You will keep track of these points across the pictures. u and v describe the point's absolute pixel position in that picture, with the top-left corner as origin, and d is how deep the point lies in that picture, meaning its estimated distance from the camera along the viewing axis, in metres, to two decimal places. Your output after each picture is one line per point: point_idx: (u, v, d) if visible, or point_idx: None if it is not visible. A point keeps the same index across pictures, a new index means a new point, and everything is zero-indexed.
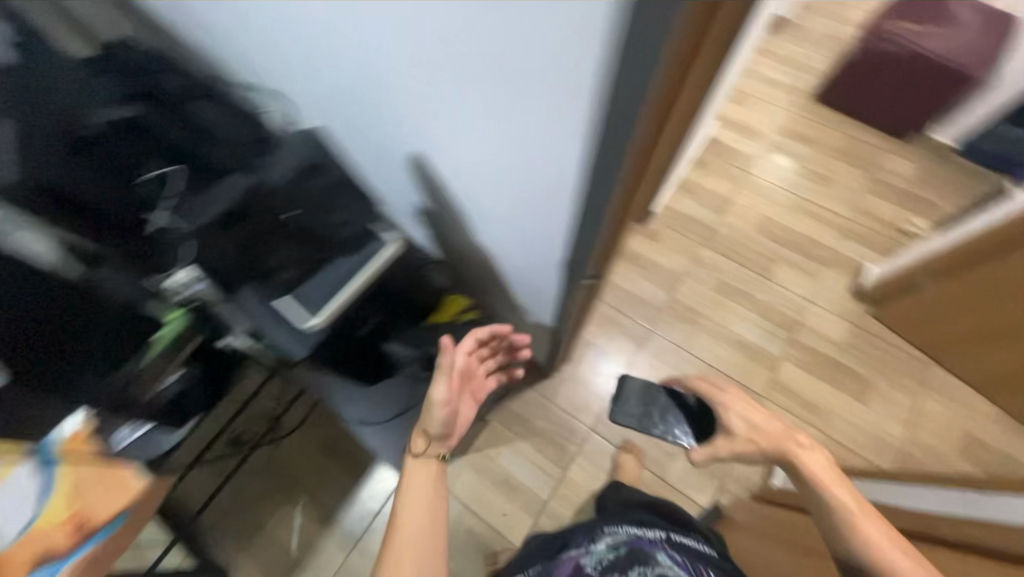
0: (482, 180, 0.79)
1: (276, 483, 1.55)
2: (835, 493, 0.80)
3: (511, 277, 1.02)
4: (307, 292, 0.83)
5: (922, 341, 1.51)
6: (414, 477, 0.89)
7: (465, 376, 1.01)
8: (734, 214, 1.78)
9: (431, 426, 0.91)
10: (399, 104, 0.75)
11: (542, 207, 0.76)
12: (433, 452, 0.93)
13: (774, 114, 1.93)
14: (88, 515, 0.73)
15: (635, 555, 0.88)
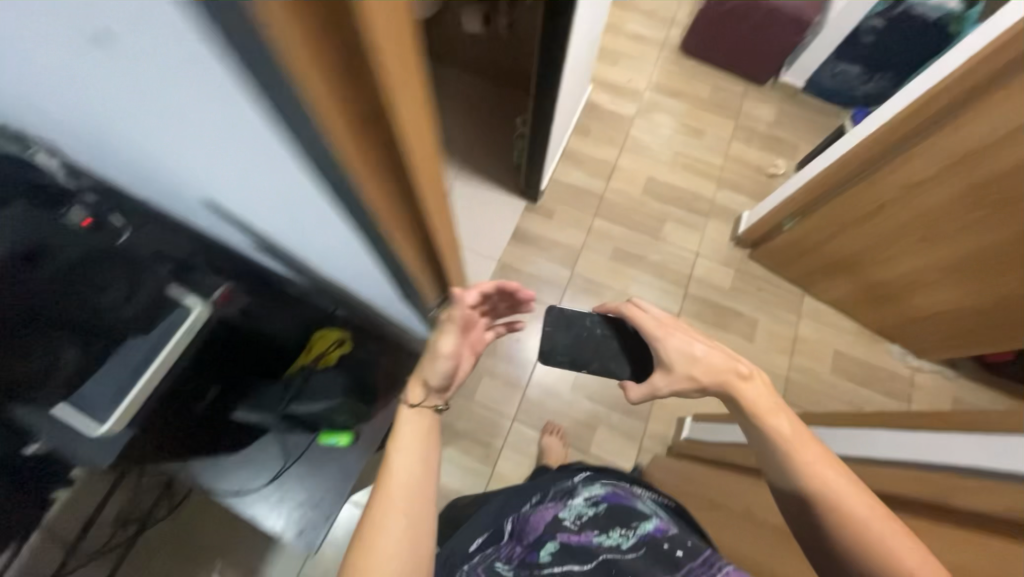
0: (275, 224, 0.67)
1: (180, 555, 1.32)
2: (778, 427, 0.65)
3: (377, 301, 0.92)
4: (89, 395, 0.77)
5: (794, 275, 1.65)
6: (402, 432, 0.69)
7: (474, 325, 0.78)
8: (620, 179, 1.79)
9: (431, 373, 0.71)
10: (144, 158, 0.60)
11: (351, 252, 0.67)
12: (432, 402, 0.73)
13: (644, 72, 1.94)
14: None
15: (617, 510, 0.75)
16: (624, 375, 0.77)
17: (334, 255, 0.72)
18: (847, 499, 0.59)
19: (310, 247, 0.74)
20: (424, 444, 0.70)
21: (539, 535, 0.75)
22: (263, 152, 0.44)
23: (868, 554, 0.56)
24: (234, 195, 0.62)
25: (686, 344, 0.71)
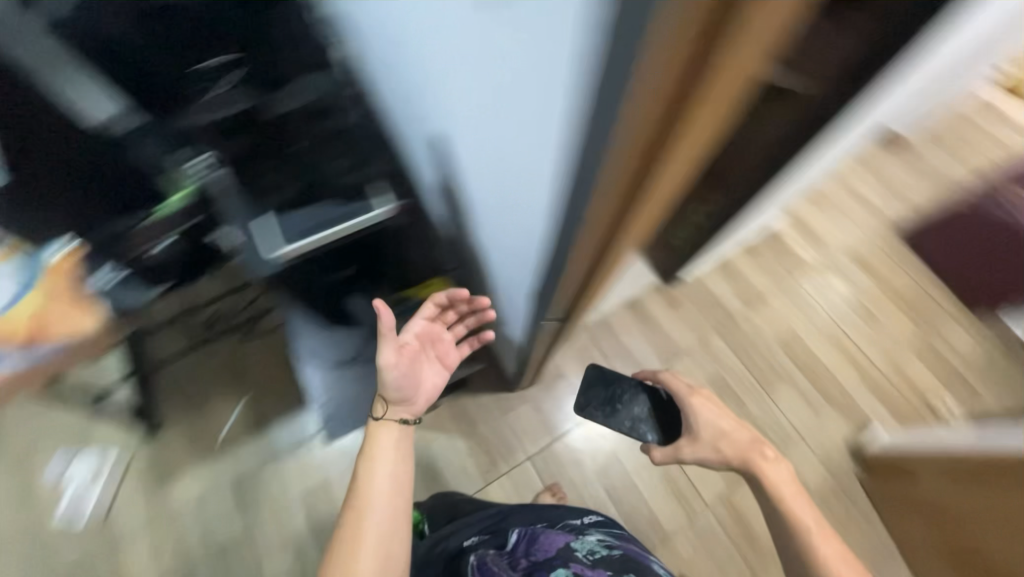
0: (480, 181, 0.73)
1: (232, 370, 1.56)
2: (802, 512, 0.94)
3: (503, 283, 0.99)
4: (291, 222, 0.82)
5: (899, 537, 1.40)
6: (380, 444, 0.91)
7: (426, 345, 1.00)
8: (763, 316, 1.67)
9: (390, 389, 0.91)
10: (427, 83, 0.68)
11: (526, 236, 0.71)
12: (400, 415, 0.94)
13: (848, 231, 1.79)
14: (51, 325, 0.88)
15: (624, 561, 0.96)
16: (646, 434, 1.11)
17: (504, 228, 0.77)
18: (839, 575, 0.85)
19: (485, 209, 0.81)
20: (393, 445, 0.92)
21: (552, 557, 0.96)
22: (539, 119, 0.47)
23: None
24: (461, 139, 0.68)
25: (717, 420, 1.03)
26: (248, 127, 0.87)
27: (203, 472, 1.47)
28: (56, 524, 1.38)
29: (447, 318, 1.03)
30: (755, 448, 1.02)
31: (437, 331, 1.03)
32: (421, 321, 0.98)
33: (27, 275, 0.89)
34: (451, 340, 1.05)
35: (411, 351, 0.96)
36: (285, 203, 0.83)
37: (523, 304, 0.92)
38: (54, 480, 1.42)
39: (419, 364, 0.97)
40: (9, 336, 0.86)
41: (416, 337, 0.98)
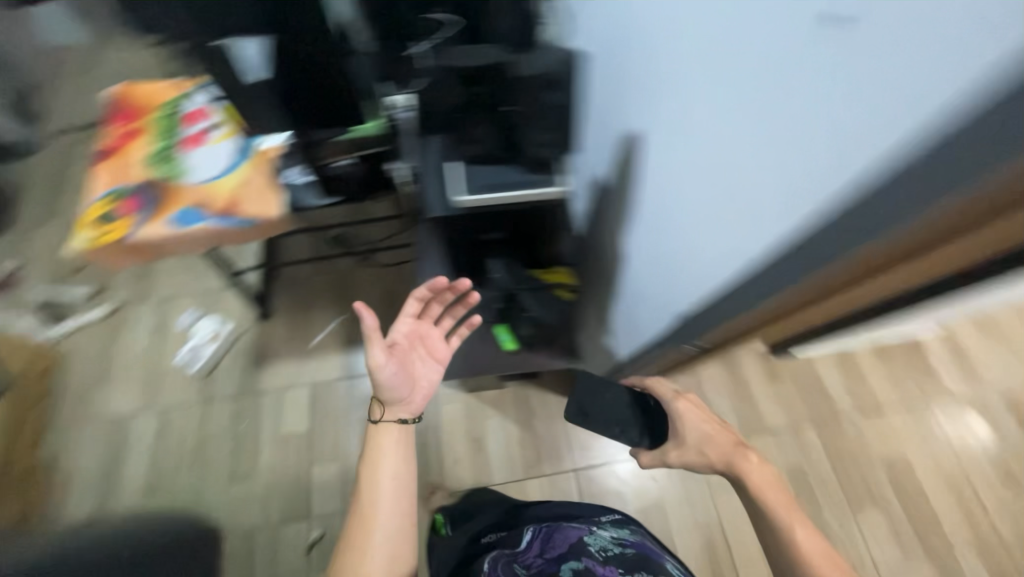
0: (675, 199, 0.77)
1: (340, 289, 1.71)
2: (799, 533, 0.74)
3: (632, 296, 1.02)
4: (475, 173, 0.87)
5: None
6: (384, 456, 0.82)
7: (416, 341, 0.89)
8: (873, 425, 1.50)
9: (384, 390, 0.81)
10: (660, 100, 0.74)
11: (705, 263, 0.74)
12: (394, 416, 0.84)
13: (1012, 371, 1.53)
14: (240, 202, 1.00)
15: (636, 559, 0.91)
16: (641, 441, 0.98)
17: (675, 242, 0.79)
18: None
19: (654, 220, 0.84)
20: (397, 449, 0.83)
21: (562, 553, 0.93)
22: (801, 155, 0.49)
23: None
24: (680, 152, 0.72)
25: (701, 424, 0.92)
26: (478, 82, 0.82)
27: (295, 367, 1.61)
28: (172, 365, 1.59)
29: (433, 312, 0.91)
30: (739, 457, 0.86)
31: (428, 327, 0.92)
32: (406, 318, 0.88)
33: (240, 154, 1.05)
34: (442, 333, 0.92)
35: (401, 351, 0.86)
36: (474, 155, 0.88)
37: (658, 322, 0.94)
38: (184, 327, 1.64)
39: (410, 362, 0.87)
40: (209, 200, 1.00)
41: (403, 336, 0.88)
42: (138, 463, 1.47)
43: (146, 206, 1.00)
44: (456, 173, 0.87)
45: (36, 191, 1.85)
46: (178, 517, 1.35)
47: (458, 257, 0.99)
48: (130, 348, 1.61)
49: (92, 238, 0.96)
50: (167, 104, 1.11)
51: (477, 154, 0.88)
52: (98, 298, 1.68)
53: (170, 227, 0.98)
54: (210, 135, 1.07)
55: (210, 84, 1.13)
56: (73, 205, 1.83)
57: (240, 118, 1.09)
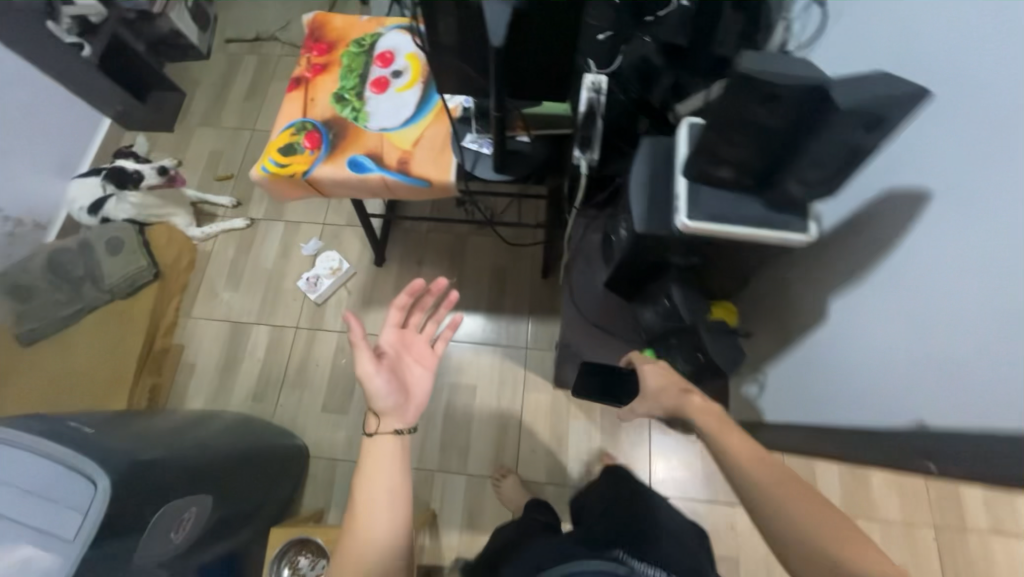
0: (953, 312, 0.60)
1: (453, 251, 1.71)
2: (759, 476, 0.64)
3: (829, 380, 0.84)
4: (707, 195, 0.65)
5: None
6: (378, 454, 0.85)
7: (403, 348, 0.94)
8: (1010, 546, 1.30)
9: (378, 397, 0.85)
10: (976, 186, 0.57)
11: (991, 398, 0.56)
12: (389, 427, 0.85)
13: None
14: (411, 160, 0.98)
15: None
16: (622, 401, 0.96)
17: (855, 348, 0.77)
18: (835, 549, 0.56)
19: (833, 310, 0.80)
20: (394, 459, 0.84)
21: None
22: None
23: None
24: (993, 259, 0.55)
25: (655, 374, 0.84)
26: (791, 94, 0.52)
27: None
28: (290, 289, 1.68)
29: (415, 319, 0.98)
30: (682, 400, 0.78)
31: (413, 334, 0.97)
32: (391, 327, 0.95)
33: (420, 111, 1.02)
34: (427, 338, 0.97)
35: (390, 358, 0.91)
36: (719, 173, 0.63)
37: (865, 422, 0.77)
38: (306, 254, 1.72)
39: (399, 368, 0.91)
40: (385, 152, 0.99)
41: (390, 343, 0.93)
42: (249, 371, 1.58)
43: (327, 143, 1.00)
44: (682, 190, 0.65)
45: (201, 98, 1.99)
46: (278, 430, 1.46)
47: (629, 272, 0.86)
48: (259, 264, 1.72)
49: (276, 166, 0.98)
50: (355, 43, 1.11)
51: (718, 176, 0.64)
52: (239, 210, 1.80)
53: (347, 170, 0.97)
54: (394, 82, 1.06)
55: (396, 28, 1.11)
56: (229, 118, 1.95)
57: (423, 68, 1.07)
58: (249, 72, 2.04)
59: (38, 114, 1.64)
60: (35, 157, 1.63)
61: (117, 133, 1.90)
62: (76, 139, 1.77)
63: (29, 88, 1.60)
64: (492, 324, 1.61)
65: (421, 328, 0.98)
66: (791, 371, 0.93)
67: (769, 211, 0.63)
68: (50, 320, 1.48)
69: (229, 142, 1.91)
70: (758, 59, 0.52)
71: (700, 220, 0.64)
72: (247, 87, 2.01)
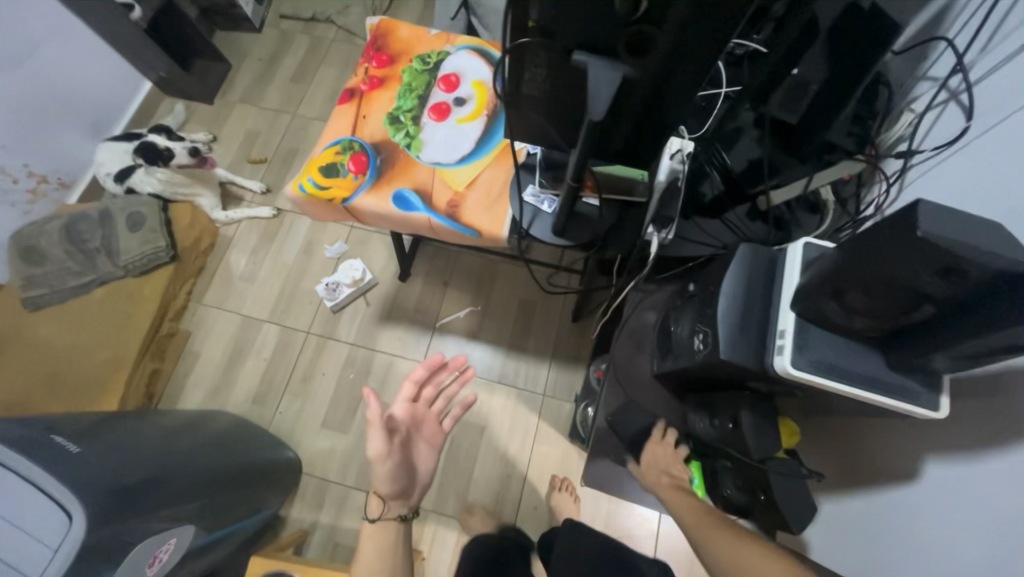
0: None
1: (483, 278, 1.61)
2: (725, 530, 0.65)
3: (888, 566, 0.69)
4: (813, 337, 0.57)
5: None
6: (368, 544, 0.85)
7: (413, 426, 0.90)
8: None
9: (383, 481, 0.83)
10: None
11: None
12: (393, 513, 0.86)
13: None
14: (462, 204, 0.88)
15: None
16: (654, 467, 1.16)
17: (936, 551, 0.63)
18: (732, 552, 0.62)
19: (928, 473, 0.67)
20: (388, 550, 0.85)
21: None
22: None
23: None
24: None
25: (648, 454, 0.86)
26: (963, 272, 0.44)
27: (412, 339, 1.55)
28: (307, 291, 1.60)
29: (428, 393, 0.94)
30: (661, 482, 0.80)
31: (424, 411, 0.93)
32: (402, 402, 0.90)
33: (481, 149, 0.92)
34: (436, 415, 0.94)
35: (401, 437, 0.87)
36: (837, 318, 0.55)
37: None
38: (330, 257, 1.64)
39: (408, 449, 0.88)
40: (436, 191, 0.89)
41: (400, 419, 0.89)
42: (252, 372, 1.51)
43: (373, 170, 0.91)
44: (789, 328, 0.58)
45: (246, 74, 1.91)
46: (273, 442, 1.38)
47: (692, 380, 0.77)
48: (279, 258, 1.64)
49: (315, 188, 0.89)
50: (420, 59, 1.01)
51: (831, 318, 0.56)
52: (268, 198, 1.72)
53: (391, 205, 0.88)
54: (456, 110, 0.96)
55: (467, 48, 1.01)
56: (272, 100, 1.88)
57: (491, 98, 0.97)
58: (299, 54, 1.95)
59: (78, 70, 1.57)
60: (69, 115, 1.57)
61: (157, 98, 1.83)
62: (114, 100, 1.70)
63: (75, 42, 1.54)
64: (511, 363, 1.52)
65: (431, 403, 0.94)
66: (852, 522, 0.79)
67: (886, 372, 0.56)
68: (59, 290, 1.42)
69: (267, 124, 1.84)
70: (939, 215, 0.44)
71: (806, 369, 0.56)
72: (294, 69, 1.93)
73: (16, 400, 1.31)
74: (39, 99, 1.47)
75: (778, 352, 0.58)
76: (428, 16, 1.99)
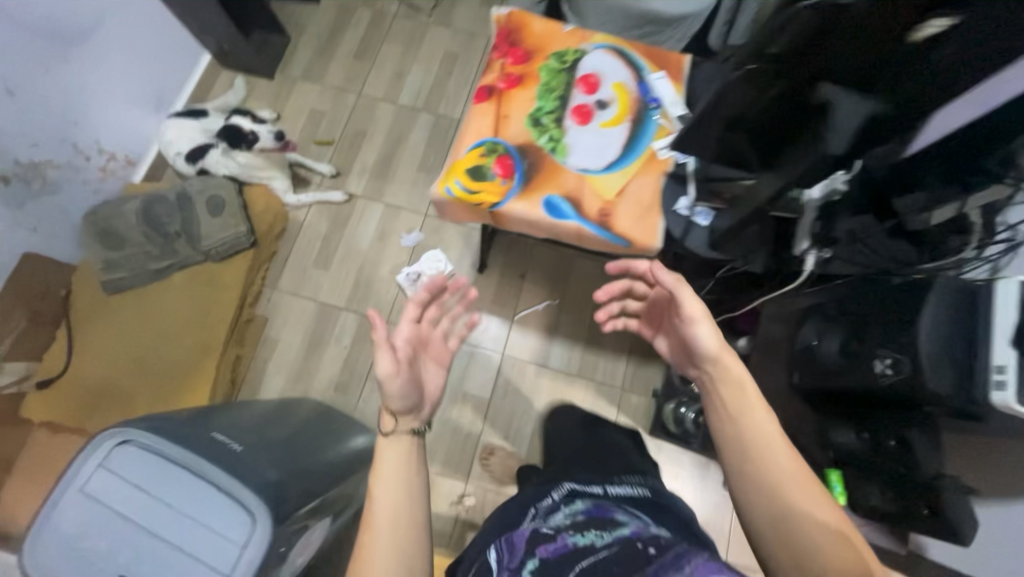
0: None
1: (559, 271, 1.62)
2: (778, 464, 0.65)
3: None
4: None
5: None
6: (387, 455, 0.77)
7: (419, 346, 0.90)
8: None
9: (392, 401, 0.81)
10: None
11: None
12: (406, 426, 0.81)
13: None
14: (614, 213, 0.88)
15: (594, 520, 0.71)
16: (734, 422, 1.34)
17: None
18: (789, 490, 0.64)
19: None
20: (406, 463, 0.78)
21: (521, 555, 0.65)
22: None
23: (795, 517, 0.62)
24: None
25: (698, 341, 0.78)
26: None
27: (490, 330, 1.57)
28: (383, 279, 1.59)
29: (431, 313, 0.95)
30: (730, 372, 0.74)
31: (428, 332, 0.93)
32: (408, 323, 0.89)
33: (626, 158, 0.92)
34: (441, 333, 0.95)
35: (406, 356, 0.87)
36: None
37: None
38: (405, 245, 1.62)
39: (416, 368, 0.88)
40: (584, 200, 0.89)
41: (407, 339, 0.88)
42: (333, 361, 1.51)
43: (520, 174, 0.90)
44: (1010, 364, 0.64)
45: (306, 48, 1.83)
46: (363, 430, 1.41)
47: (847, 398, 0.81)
48: (353, 244, 1.62)
49: (463, 192, 0.89)
50: (556, 56, 0.98)
51: None
52: (337, 181, 1.68)
53: (542, 211, 0.88)
54: (597, 114, 0.95)
55: (603, 47, 0.99)
56: (334, 78, 1.80)
57: (631, 103, 0.95)
58: (361, 29, 1.87)
59: (144, 41, 1.48)
60: (136, 89, 1.49)
61: (214, 71, 1.74)
62: (174, 72, 1.61)
63: (141, 12, 1.44)
64: (589, 356, 1.55)
65: (434, 323, 0.95)
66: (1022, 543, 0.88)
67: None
68: (141, 273, 1.38)
69: (331, 103, 1.77)
70: None
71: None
72: (357, 45, 1.85)
73: (109, 386, 1.31)
74: (110, 73, 1.40)
75: (1000, 386, 0.64)
76: None
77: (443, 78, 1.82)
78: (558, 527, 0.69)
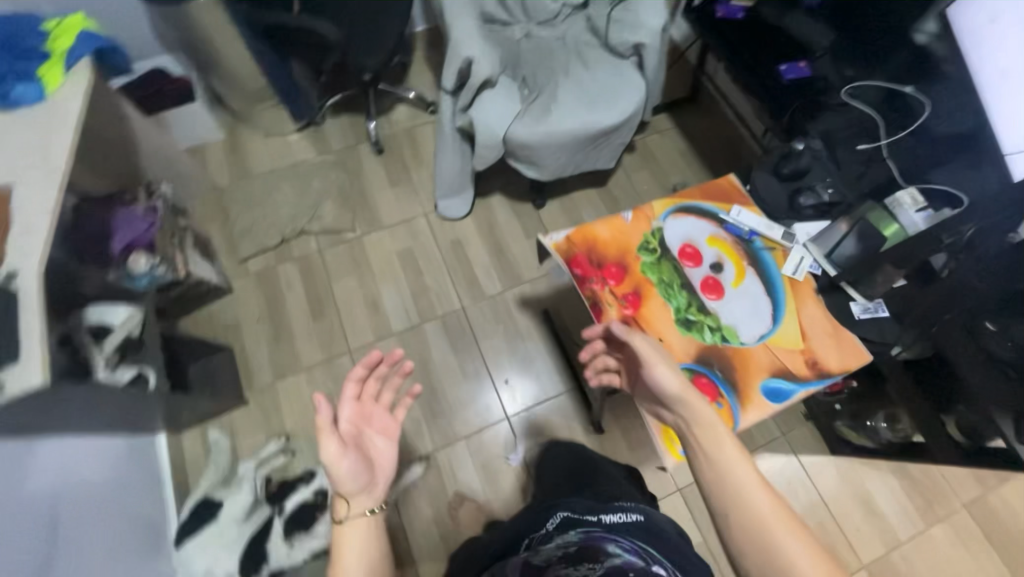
0: None
1: None
2: (755, 501, 0.63)
3: None
4: None
5: None
6: (351, 536, 0.71)
7: (362, 422, 0.79)
8: None
9: (343, 487, 0.72)
10: None
11: None
12: (360, 510, 0.71)
13: None
14: (818, 357, 0.87)
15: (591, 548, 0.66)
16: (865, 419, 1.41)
17: None
18: (771, 529, 0.61)
19: None
20: (369, 548, 0.71)
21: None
22: None
23: (774, 553, 0.60)
24: None
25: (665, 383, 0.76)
26: None
27: (648, 482, 1.44)
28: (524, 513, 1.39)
29: (371, 388, 0.81)
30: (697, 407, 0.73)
31: (372, 406, 0.80)
32: (347, 403, 0.78)
33: (778, 296, 0.91)
34: (387, 406, 0.81)
35: (352, 436, 0.77)
36: None
37: None
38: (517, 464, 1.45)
39: (361, 446, 0.77)
40: (790, 364, 0.86)
41: (348, 419, 0.77)
42: None
43: (726, 386, 0.83)
44: None
45: (258, 346, 1.52)
46: None
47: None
48: (467, 503, 1.40)
49: None
50: (643, 249, 0.93)
51: None
52: (401, 455, 1.44)
53: (771, 405, 0.83)
54: (723, 278, 0.92)
55: (671, 213, 0.96)
56: (312, 354, 1.53)
57: (736, 249, 0.94)
58: (298, 287, 1.61)
59: (72, 491, 1.05)
60: (118, 544, 1.09)
61: (180, 446, 1.37)
62: (147, 488, 1.23)
63: (28, 468, 0.97)
64: None
65: (379, 396, 0.82)
66: None
67: None
68: None
69: (330, 382, 1.50)
70: None
71: None
72: (307, 305, 1.59)
73: None
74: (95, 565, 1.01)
75: None
76: (399, 170, 1.80)
77: (416, 278, 1.65)
78: (548, 559, 0.66)
